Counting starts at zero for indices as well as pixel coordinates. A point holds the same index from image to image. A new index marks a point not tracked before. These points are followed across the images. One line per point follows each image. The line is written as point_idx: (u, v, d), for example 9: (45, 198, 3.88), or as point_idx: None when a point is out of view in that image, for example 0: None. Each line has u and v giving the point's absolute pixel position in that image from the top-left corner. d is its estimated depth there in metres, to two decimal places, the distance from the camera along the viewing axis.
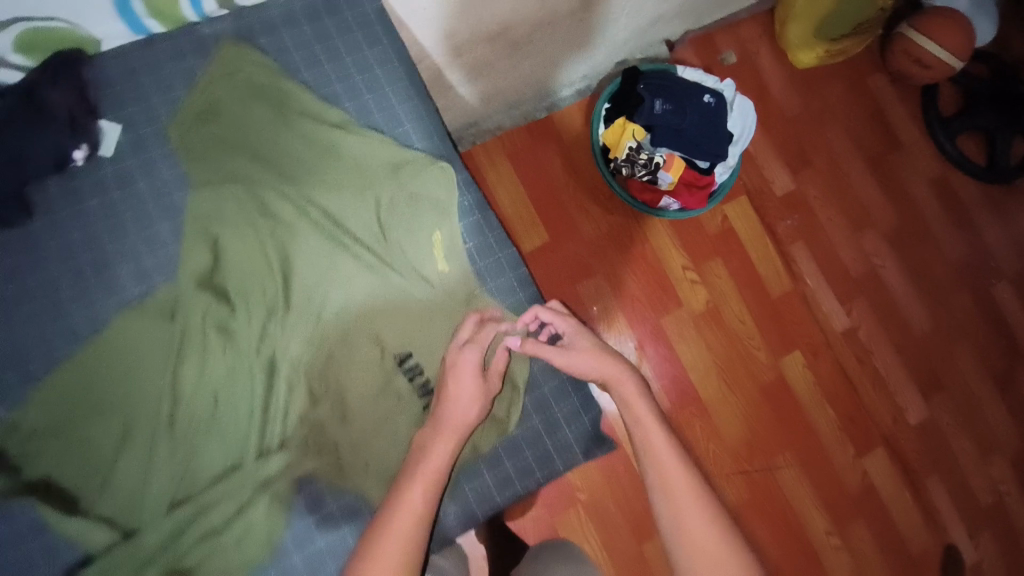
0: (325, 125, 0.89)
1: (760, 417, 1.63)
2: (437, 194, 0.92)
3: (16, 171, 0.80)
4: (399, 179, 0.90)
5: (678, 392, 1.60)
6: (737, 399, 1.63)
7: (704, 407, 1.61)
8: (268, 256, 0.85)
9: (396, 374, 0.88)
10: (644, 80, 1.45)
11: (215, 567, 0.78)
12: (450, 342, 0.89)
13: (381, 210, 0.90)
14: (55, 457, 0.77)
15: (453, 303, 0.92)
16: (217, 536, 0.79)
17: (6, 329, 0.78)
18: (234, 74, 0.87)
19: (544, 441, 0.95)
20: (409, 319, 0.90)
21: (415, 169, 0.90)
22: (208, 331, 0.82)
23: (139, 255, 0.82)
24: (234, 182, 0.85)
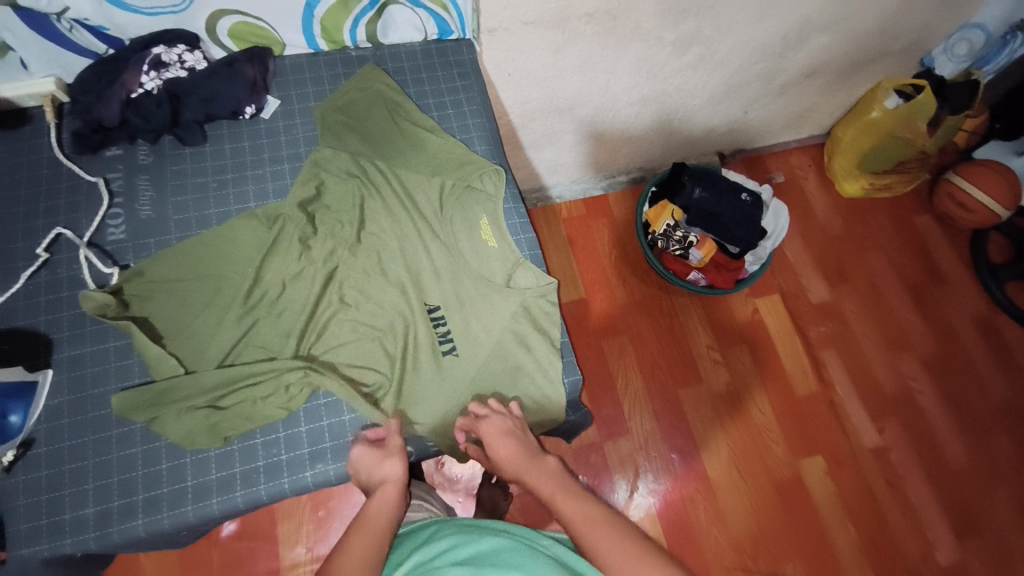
0: (416, 120, 0.98)
1: (771, 515, 1.60)
2: (488, 191, 0.95)
3: (204, 106, 0.92)
4: (463, 172, 0.95)
5: (685, 466, 1.63)
6: (748, 490, 1.62)
7: (711, 489, 1.61)
8: (357, 196, 0.93)
9: (422, 320, 0.90)
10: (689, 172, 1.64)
11: (237, 428, 0.80)
12: (497, 308, 0.90)
13: (445, 191, 0.95)
14: (158, 303, 0.83)
15: (499, 267, 0.92)
16: (252, 402, 0.81)
17: (127, 193, 0.89)
18: (369, 74, 1.00)
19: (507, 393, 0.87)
20: (459, 271, 0.92)
21: (478, 169, 0.94)
22: (292, 240, 0.89)
23: (261, 166, 0.94)
24: (346, 154, 0.94)
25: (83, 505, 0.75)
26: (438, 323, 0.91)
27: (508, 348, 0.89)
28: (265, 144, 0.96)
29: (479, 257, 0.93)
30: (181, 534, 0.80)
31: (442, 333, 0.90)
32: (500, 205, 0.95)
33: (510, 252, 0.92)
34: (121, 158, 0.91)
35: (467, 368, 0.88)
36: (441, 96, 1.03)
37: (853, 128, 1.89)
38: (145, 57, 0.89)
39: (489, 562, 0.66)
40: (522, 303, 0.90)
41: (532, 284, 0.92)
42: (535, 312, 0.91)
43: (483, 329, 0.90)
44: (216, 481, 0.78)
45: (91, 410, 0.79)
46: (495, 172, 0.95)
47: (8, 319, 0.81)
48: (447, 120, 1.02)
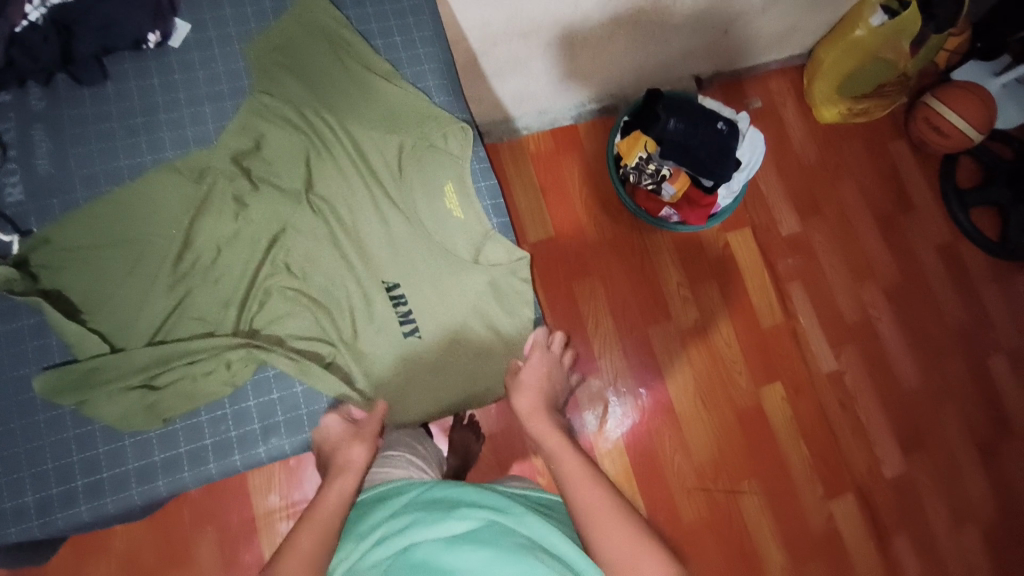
0: (368, 65, 0.87)
1: (733, 441, 1.67)
2: (451, 148, 0.86)
3: (98, 35, 0.78)
4: (422, 130, 0.86)
5: (653, 399, 1.66)
6: (713, 419, 1.68)
7: (677, 420, 1.66)
8: (301, 150, 0.83)
9: (379, 298, 0.82)
10: (664, 100, 1.54)
11: (178, 408, 0.74)
12: (462, 275, 0.84)
13: (404, 151, 0.86)
14: (75, 273, 0.74)
15: (464, 231, 0.85)
16: (192, 380, 0.74)
17: (20, 146, 0.76)
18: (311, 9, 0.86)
19: (475, 364, 0.83)
20: (415, 233, 0.84)
21: (441, 126, 0.85)
22: (226, 198, 0.80)
23: (177, 108, 0.81)
24: (285, 105, 0.84)
25: (19, 495, 0.69)
26: (398, 303, 0.82)
27: (477, 316, 0.84)
28: (179, 81, 0.82)
29: (441, 223, 0.85)
30: (130, 517, 0.75)
31: (402, 314, 0.82)
32: (466, 167, 0.86)
33: (477, 225, 0.85)
34: (8, 103, 0.77)
35: (427, 344, 0.82)
36: (386, 20, 0.90)
37: (834, 49, 1.80)
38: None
39: (461, 544, 0.57)
40: (488, 279, 0.85)
41: (501, 258, 0.85)
42: (499, 288, 0.85)
43: (437, 297, 0.83)
44: (162, 461, 0.73)
45: (14, 395, 0.71)
46: (460, 129, 0.86)
47: None
48: (395, 50, 0.89)
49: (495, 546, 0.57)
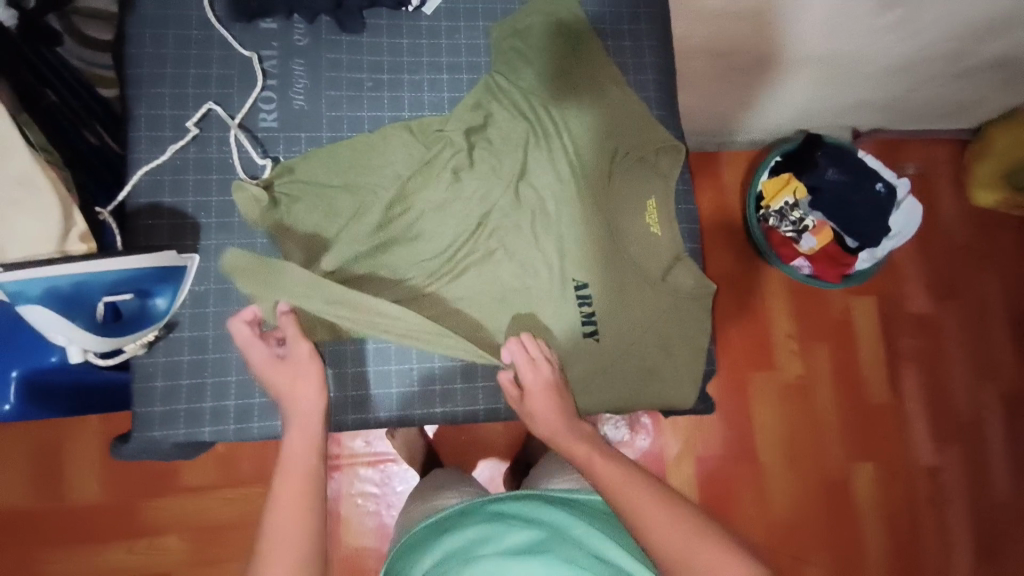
0: (597, 67, 0.88)
1: (811, 508, 1.63)
2: (660, 167, 0.88)
3: None
4: (641, 144, 0.87)
5: (738, 444, 1.63)
6: (794, 482, 1.63)
7: (758, 473, 1.63)
8: (521, 139, 0.86)
9: (567, 295, 0.85)
10: (824, 149, 1.50)
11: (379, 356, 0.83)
12: (649, 289, 0.86)
13: (615, 157, 0.88)
14: (306, 208, 0.80)
15: (658, 250, 0.87)
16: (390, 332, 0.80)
17: (281, 77, 0.82)
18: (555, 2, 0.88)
19: (647, 377, 0.85)
20: (610, 242, 0.86)
21: (657, 144, 0.87)
22: (448, 169, 0.83)
23: (419, 70, 0.85)
24: (515, 91, 0.86)
25: (223, 398, 0.75)
26: (583, 302, 0.85)
27: (654, 335, 0.85)
28: (425, 46, 0.86)
29: (638, 238, 0.87)
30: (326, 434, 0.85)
31: (586, 315, 0.84)
32: (671, 187, 0.88)
33: (672, 245, 0.87)
34: (275, 34, 0.83)
35: (604, 353, 0.84)
36: (619, 21, 0.91)
37: (1009, 133, 1.72)
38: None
39: (521, 553, 0.68)
40: (672, 302, 0.86)
41: (686, 283, 0.86)
42: (681, 311, 0.86)
43: (620, 306, 0.85)
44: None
45: (236, 304, 0.77)
46: (673, 149, 0.88)
47: (154, 192, 0.76)
48: (622, 54, 0.91)
49: (547, 554, 0.67)
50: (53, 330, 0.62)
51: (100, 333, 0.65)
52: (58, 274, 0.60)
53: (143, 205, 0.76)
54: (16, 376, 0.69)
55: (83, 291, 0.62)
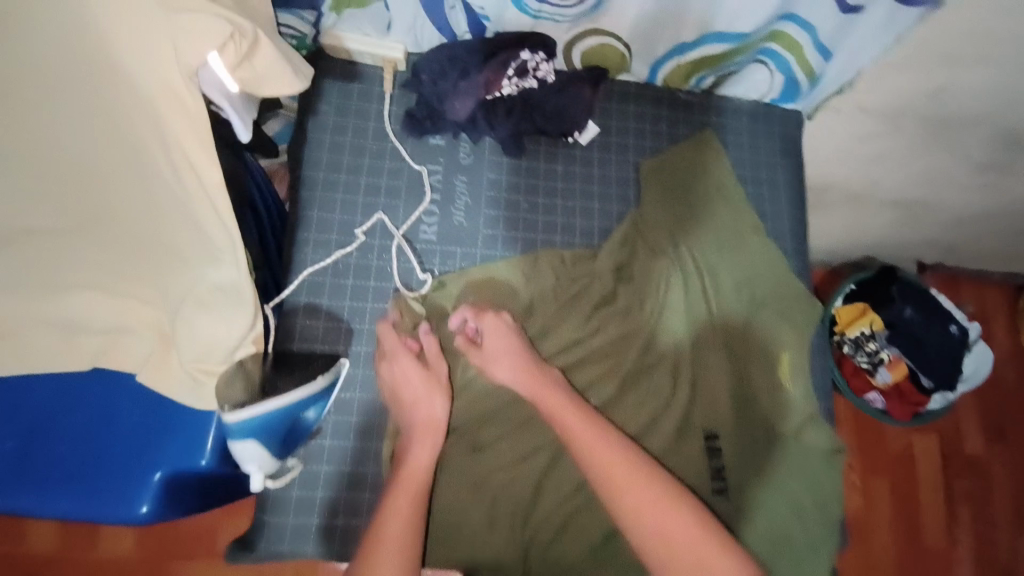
0: (738, 213, 0.89)
1: None
2: (794, 321, 0.86)
3: (540, 118, 0.85)
4: (781, 298, 0.86)
5: None
6: None
7: None
8: (664, 276, 0.86)
9: (695, 445, 0.82)
10: (898, 283, 1.52)
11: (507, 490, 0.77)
12: (785, 447, 0.81)
13: (751, 307, 0.86)
14: (456, 327, 0.80)
15: (792, 409, 0.82)
16: (518, 465, 0.78)
17: (445, 193, 0.85)
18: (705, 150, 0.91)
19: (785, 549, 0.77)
20: (739, 394, 0.84)
21: (792, 300, 0.86)
22: (592, 301, 0.84)
23: (571, 198, 0.88)
24: (660, 229, 0.87)
25: (353, 515, 0.73)
26: (714, 454, 0.81)
27: (790, 501, 0.79)
28: (577, 173, 0.89)
29: (769, 395, 0.82)
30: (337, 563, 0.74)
31: (716, 468, 0.81)
32: (805, 347, 0.85)
33: (807, 404, 0.82)
34: (442, 150, 0.86)
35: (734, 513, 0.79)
36: (759, 169, 0.94)
37: None
38: (503, 58, 0.80)
39: None
40: (804, 466, 0.80)
41: (821, 444, 0.81)
42: (813, 472, 0.81)
43: (751, 460, 0.81)
44: (472, 530, 0.75)
45: (378, 416, 0.76)
46: (809, 307, 0.86)
47: (314, 293, 0.79)
48: (763, 200, 0.93)
49: None
50: (250, 458, 0.67)
51: (278, 454, 0.70)
52: (276, 403, 0.66)
53: (303, 305, 0.78)
54: (159, 478, 0.67)
55: (288, 415, 0.68)
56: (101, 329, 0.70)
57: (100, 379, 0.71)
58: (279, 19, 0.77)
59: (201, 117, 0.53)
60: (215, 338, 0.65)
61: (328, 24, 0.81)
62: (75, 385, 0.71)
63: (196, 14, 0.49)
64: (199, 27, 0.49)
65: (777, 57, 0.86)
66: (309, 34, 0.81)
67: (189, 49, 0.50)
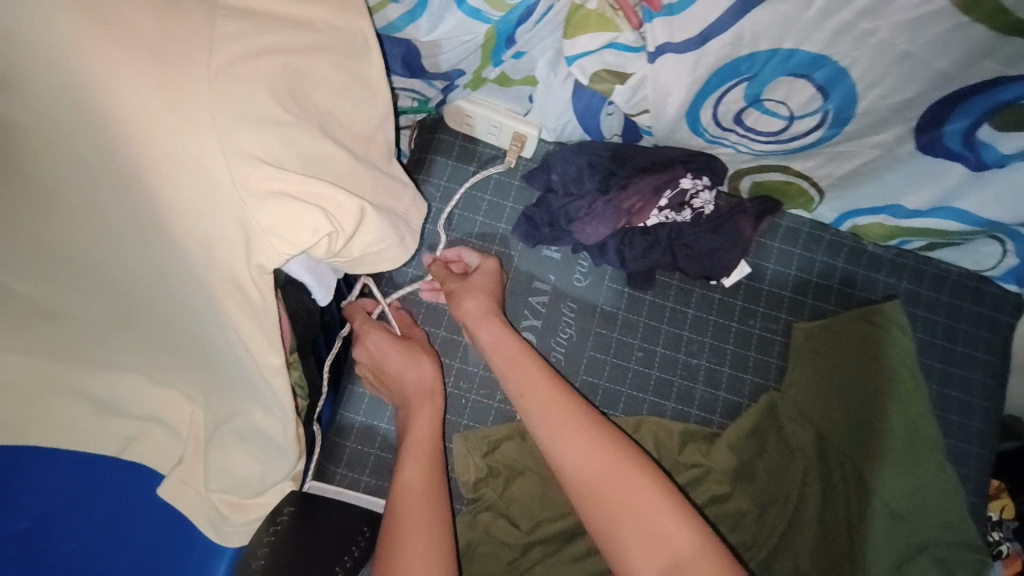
0: (913, 422, 0.68)
1: None
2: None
3: (683, 256, 0.68)
4: (948, 547, 0.66)
5: None
6: None
7: None
8: (797, 480, 0.68)
9: None
10: None
11: None
12: None
13: (907, 552, 0.66)
14: (524, 492, 0.67)
15: None
16: None
17: (547, 318, 0.70)
18: (882, 325, 0.69)
19: None
20: None
21: (963, 556, 0.65)
22: (701, 494, 0.67)
23: (698, 354, 0.72)
24: (801, 421, 0.70)
25: None
26: None
27: None
28: (711, 323, 0.73)
29: None
30: None
31: None
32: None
33: None
34: (557, 265, 0.71)
35: None
36: (949, 363, 0.74)
37: None
38: (658, 182, 0.65)
39: None
40: None
41: None
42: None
43: None
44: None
45: None
46: (985, 562, 0.66)
47: (373, 414, 0.67)
48: (947, 406, 0.73)
49: None
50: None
51: None
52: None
53: (357, 424, 0.67)
54: None
55: None
56: (141, 415, 0.61)
57: (129, 476, 0.62)
58: (395, 84, 0.62)
59: (270, 305, 0.38)
60: (247, 477, 0.54)
61: (458, 95, 0.66)
62: (102, 471, 0.61)
63: (290, 203, 0.36)
64: (288, 217, 0.36)
65: (1018, 240, 0.67)
66: (433, 99, 0.66)
67: (264, 242, 0.36)
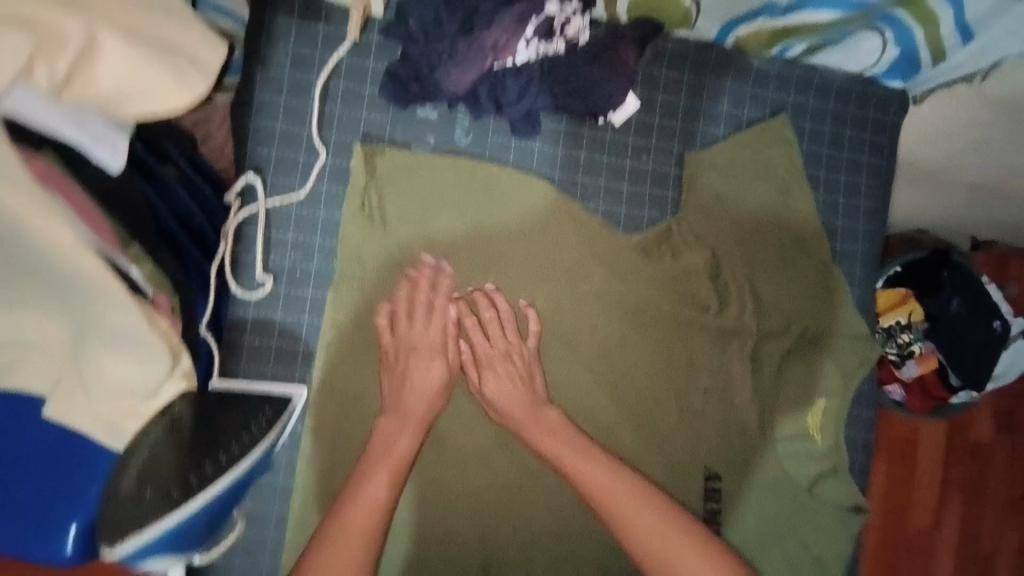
0: (799, 230, 0.74)
1: None
2: (845, 363, 0.74)
3: (563, 93, 0.65)
4: (834, 337, 0.74)
5: None
6: None
7: None
8: (700, 298, 0.72)
9: (695, 493, 0.72)
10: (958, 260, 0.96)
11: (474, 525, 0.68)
12: (791, 500, 0.73)
13: (796, 343, 0.74)
14: (440, 350, 0.68)
15: (798, 475, 0.73)
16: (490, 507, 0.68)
17: (434, 181, 0.67)
18: (776, 142, 0.73)
19: None
20: (744, 442, 0.73)
21: (846, 343, 0.74)
22: (611, 322, 0.71)
23: (595, 197, 0.71)
24: (700, 244, 0.72)
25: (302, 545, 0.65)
26: (711, 498, 0.72)
27: (790, 554, 0.73)
28: (604, 163, 0.71)
29: (791, 442, 0.74)
30: None
31: (710, 514, 0.72)
32: (849, 399, 0.74)
33: (831, 456, 0.74)
34: (435, 125, 0.67)
35: None
36: (837, 170, 0.75)
37: None
38: (523, 11, 0.60)
39: None
40: (813, 519, 0.73)
41: (836, 498, 0.74)
42: (823, 529, 0.73)
43: (756, 520, 0.73)
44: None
45: (342, 453, 0.66)
46: (864, 347, 0.75)
47: (266, 307, 0.65)
48: (835, 211, 0.75)
49: None
50: (161, 564, 0.59)
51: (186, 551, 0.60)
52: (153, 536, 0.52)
53: (250, 321, 0.65)
54: None
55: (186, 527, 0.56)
56: None
57: None
58: None
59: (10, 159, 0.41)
60: (126, 386, 0.51)
61: None
62: None
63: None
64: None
65: (899, 27, 0.67)
66: None
67: None
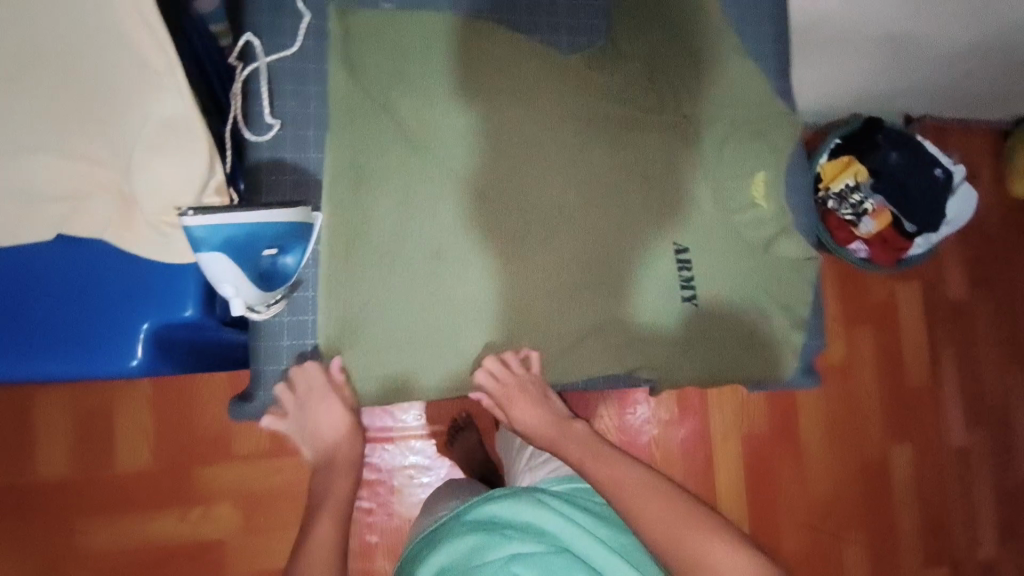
0: (715, 38, 0.88)
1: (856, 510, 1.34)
2: (776, 140, 0.87)
3: None
4: (761, 120, 0.88)
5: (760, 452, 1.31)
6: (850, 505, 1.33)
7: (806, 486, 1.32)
8: (641, 102, 0.85)
9: (668, 262, 0.83)
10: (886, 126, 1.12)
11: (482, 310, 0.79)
12: (749, 258, 0.86)
13: (731, 129, 0.86)
14: (424, 167, 0.78)
15: (751, 238, 0.86)
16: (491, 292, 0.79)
17: (401, 28, 0.80)
18: None
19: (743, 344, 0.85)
20: (702, 215, 0.85)
21: (775, 124, 0.88)
22: (571, 128, 0.82)
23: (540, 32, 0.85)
24: (633, 59, 0.86)
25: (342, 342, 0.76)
26: (683, 266, 0.84)
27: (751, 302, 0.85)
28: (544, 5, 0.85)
29: (744, 213, 0.85)
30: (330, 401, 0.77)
31: (684, 279, 0.83)
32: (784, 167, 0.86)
33: (780, 217, 0.86)
34: None
35: (701, 324, 0.83)
36: None
37: None
38: None
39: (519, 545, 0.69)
40: (771, 272, 0.86)
41: (790, 254, 0.87)
42: (780, 281, 0.87)
43: (722, 279, 0.84)
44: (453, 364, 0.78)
45: (358, 263, 0.76)
46: (789, 126, 0.88)
47: (277, 147, 0.76)
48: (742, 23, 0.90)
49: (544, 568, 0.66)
50: (223, 279, 0.63)
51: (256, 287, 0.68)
52: (239, 222, 0.61)
53: (265, 160, 0.76)
54: (149, 329, 0.70)
55: (256, 239, 0.64)
56: None
57: (62, 246, 0.69)
58: None
59: None
60: (173, 182, 0.58)
61: None
62: (51, 251, 0.69)
63: None
64: None
65: None
66: None
67: None
